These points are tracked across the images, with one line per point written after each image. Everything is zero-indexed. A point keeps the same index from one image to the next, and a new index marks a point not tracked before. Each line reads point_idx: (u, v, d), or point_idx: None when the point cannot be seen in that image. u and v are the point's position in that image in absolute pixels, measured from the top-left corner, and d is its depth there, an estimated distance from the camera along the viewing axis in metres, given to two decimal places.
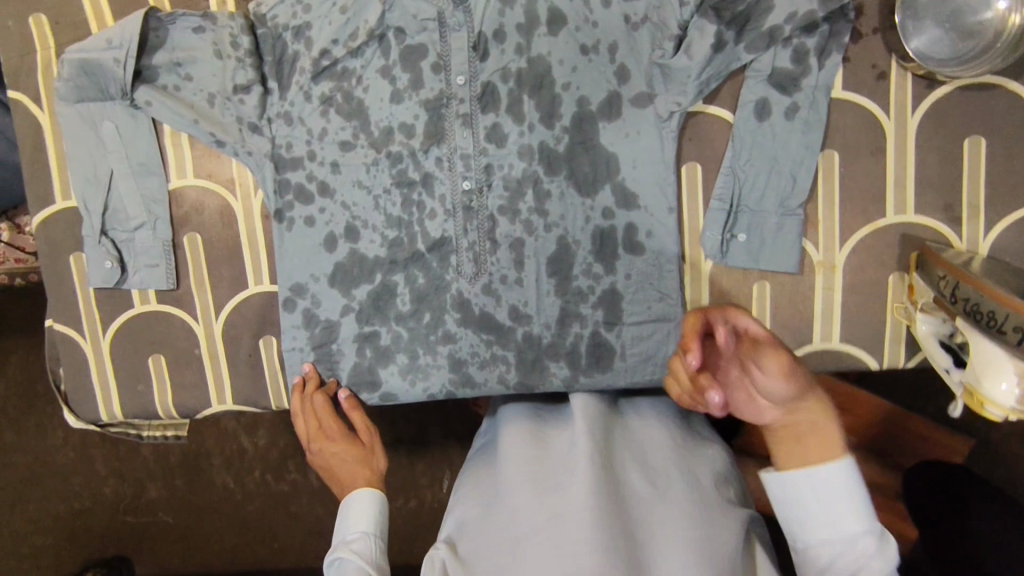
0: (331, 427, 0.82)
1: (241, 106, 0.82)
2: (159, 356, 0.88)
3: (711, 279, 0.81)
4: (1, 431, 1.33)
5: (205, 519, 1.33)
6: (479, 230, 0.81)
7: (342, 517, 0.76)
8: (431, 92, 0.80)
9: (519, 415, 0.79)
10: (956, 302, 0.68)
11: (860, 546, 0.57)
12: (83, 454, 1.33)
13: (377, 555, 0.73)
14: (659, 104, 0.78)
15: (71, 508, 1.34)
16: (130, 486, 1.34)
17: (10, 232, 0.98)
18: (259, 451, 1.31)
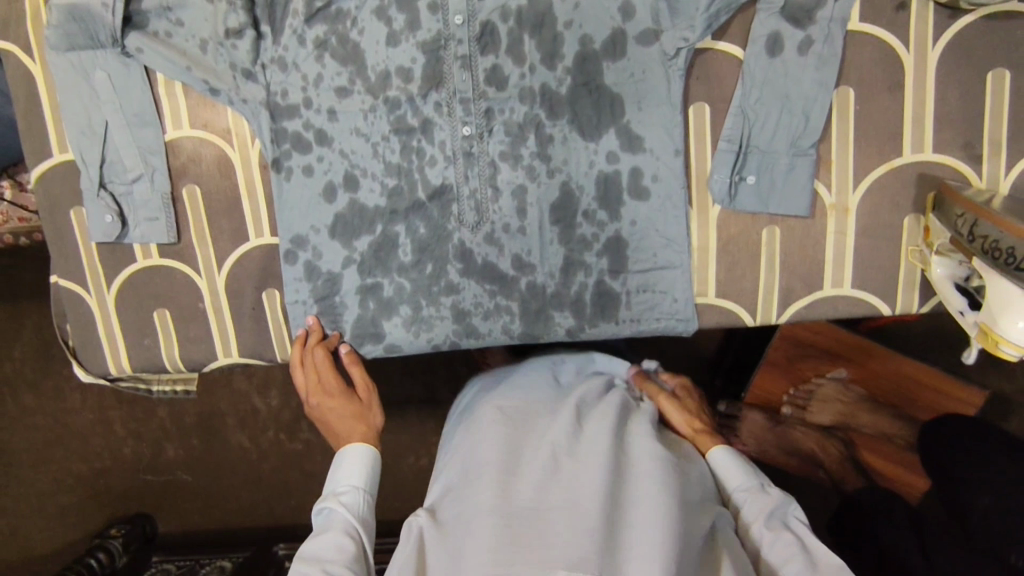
0: (330, 383, 0.82)
1: (233, 52, 0.79)
2: (163, 311, 0.88)
3: (720, 226, 0.79)
4: (19, 391, 1.35)
5: (221, 475, 1.36)
6: (481, 176, 0.79)
7: (335, 469, 0.77)
8: (428, 34, 0.77)
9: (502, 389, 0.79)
10: (976, 242, 0.66)
11: (750, 495, 0.73)
12: (99, 413, 1.35)
13: (366, 510, 0.75)
14: (665, 41, 0.75)
15: (90, 465, 1.37)
16: (147, 443, 1.36)
17: (12, 190, 0.97)
18: (271, 409, 1.33)
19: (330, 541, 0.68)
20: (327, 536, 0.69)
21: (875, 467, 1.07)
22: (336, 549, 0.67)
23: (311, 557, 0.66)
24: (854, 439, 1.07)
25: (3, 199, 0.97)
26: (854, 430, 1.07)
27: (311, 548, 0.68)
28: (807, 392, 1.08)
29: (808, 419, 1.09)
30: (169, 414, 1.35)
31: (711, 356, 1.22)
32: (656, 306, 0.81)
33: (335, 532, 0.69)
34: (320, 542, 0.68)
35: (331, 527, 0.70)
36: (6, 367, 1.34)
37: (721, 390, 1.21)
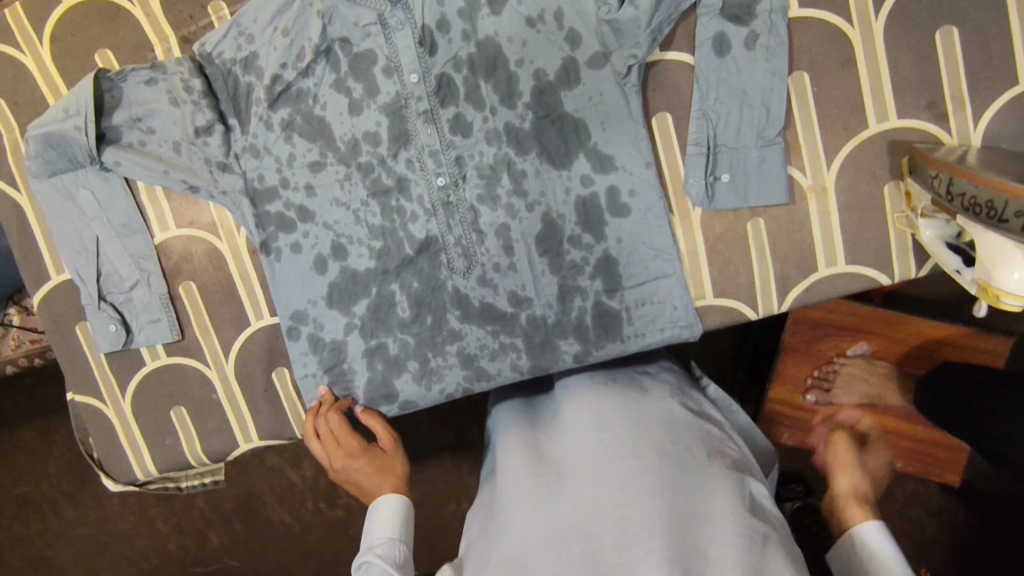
0: (349, 443, 0.82)
1: (206, 148, 0.82)
2: (180, 408, 0.89)
3: (704, 226, 0.79)
4: (61, 508, 1.37)
5: (268, 555, 1.36)
6: (463, 223, 0.81)
7: (370, 523, 0.78)
8: (388, 96, 0.80)
9: (526, 421, 0.81)
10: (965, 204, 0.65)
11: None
12: (140, 515, 1.37)
13: (402, 560, 0.75)
14: (615, 61, 0.76)
15: (140, 567, 1.38)
16: (191, 538, 1.37)
17: (20, 315, 1.04)
18: (307, 481, 1.33)
19: None
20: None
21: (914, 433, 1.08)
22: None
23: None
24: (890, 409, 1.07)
25: (13, 325, 1.03)
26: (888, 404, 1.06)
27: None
28: (835, 372, 1.06)
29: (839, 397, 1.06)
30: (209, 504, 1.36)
31: (729, 351, 1.22)
32: (658, 317, 0.81)
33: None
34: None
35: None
36: (45, 483, 1.36)
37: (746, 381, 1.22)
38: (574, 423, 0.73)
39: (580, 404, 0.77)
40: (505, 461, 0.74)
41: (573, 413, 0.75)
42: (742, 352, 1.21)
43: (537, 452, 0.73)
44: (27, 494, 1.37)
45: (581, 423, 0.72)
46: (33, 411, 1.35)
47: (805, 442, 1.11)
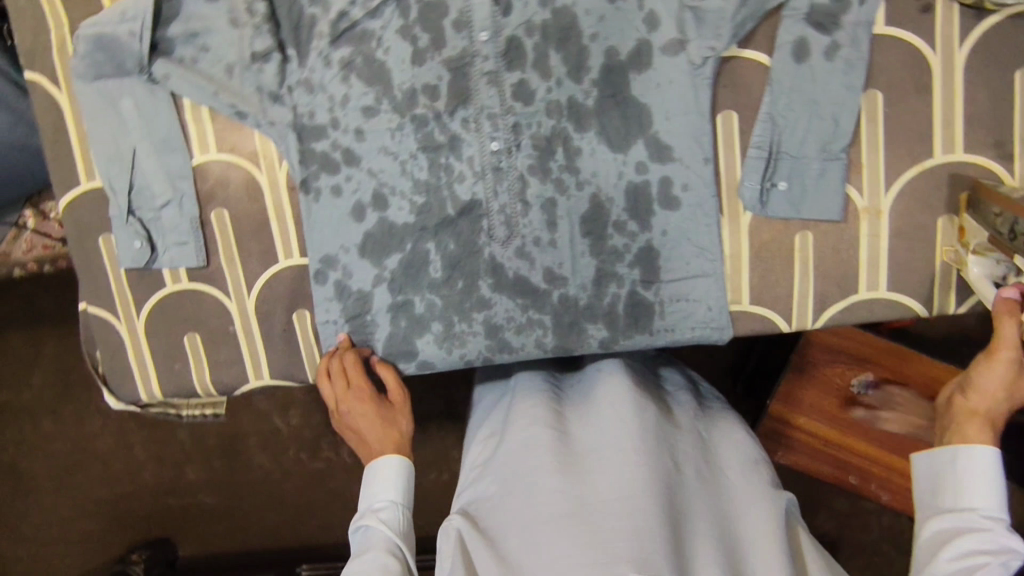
0: (360, 387, 0.81)
1: (260, 75, 0.80)
2: (194, 334, 0.88)
3: (752, 232, 0.78)
4: (40, 419, 1.38)
5: (245, 497, 1.36)
6: (510, 191, 0.80)
7: (369, 484, 0.77)
8: (454, 51, 0.77)
9: (533, 388, 0.81)
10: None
11: (967, 515, 0.65)
12: (120, 439, 1.37)
13: (404, 524, 0.76)
14: (691, 50, 0.74)
15: (111, 489, 1.38)
16: (168, 470, 1.37)
17: (35, 219, 1.06)
18: (291, 428, 1.34)
19: (373, 559, 0.70)
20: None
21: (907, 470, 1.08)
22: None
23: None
24: (887, 442, 1.08)
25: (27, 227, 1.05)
26: (886, 438, 1.07)
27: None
28: (836, 398, 1.07)
29: (838, 421, 1.08)
30: (191, 437, 1.37)
31: (726, 365, 1.25)
32: (690, 315, 0.81)
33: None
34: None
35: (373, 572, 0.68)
36: (28, 392, 1.38)
37: (743, 395, 1.25)
38: (609, 408, 0.73)
39: (613, 387, 0.75)
40: (531, 432, 0.73)
41: (603, 395, 0.75)
42: (739, 367, 1.25)
43: (564, 431, 0.73)
44: (9, 400, 1.38)
45: (615, 407, 0.72)
46: (26, 316, 1.38)
47: (798, 461, 1.10)
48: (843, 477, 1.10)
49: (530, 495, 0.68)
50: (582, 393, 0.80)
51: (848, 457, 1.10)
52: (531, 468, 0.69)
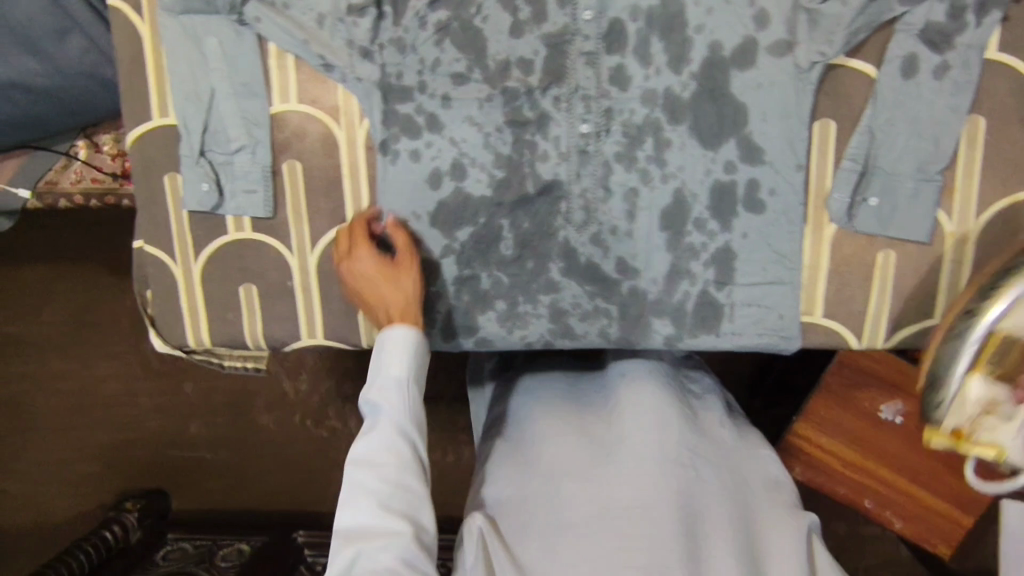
0: (361, 245, 0.77)
1: (353, 29, 0.77)
2: (251, 285, 0.86)
3: (834, 245, 0.78)
4: (50, 356, 1.40)
5: (245, 457, 1.39)
6: (594, 176, 0.79)
7: (379, 355, 0.73)
8: (554, 27, 0.76)
9: (559, 400, 0.81)
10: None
11: None
12: (127, 386, 1.39)
13: (414, 398, 0.73)
14: (800, 54, 0.73)
15: (114, 434, 1.41)
16: (174, 421, 1.40)
17: (88, 150, 1.03)
18: (301, 393, 1.35)
19: (381, 445, 0.69)
20: (407, 485, 0.68)
21: (925, 501, 1.04)
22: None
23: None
24: (910, 473, 1.04)
25: (80, 158, 1.03)
26: (907, 467, 1.04)
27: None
28: (864, 420, 1.05)
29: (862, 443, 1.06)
30: (199, 395, 1.38)
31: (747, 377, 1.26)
32: (760, 321, 0.80)
33: (409, 495, 0.68)
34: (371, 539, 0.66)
35: (388, 470, 0.68)
36: (40, 328, 1.39)
37: (760, 408, 1.26)
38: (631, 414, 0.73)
39: (633, 393, 0.76)
40: (553, 441, 0.74)
41: (625, 402, 0.76)
42: (759, 382, 1.25)
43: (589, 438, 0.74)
44: (23, 333, 1.40)
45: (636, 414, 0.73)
46: (42, 249, 1.37)
47: (813, 478, 1.08)
48: (858, 501, 1.06)
49: (552, 501, 0.68)
50: (608, 397, 0.80)
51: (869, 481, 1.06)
52: (553, 472, 0.70)
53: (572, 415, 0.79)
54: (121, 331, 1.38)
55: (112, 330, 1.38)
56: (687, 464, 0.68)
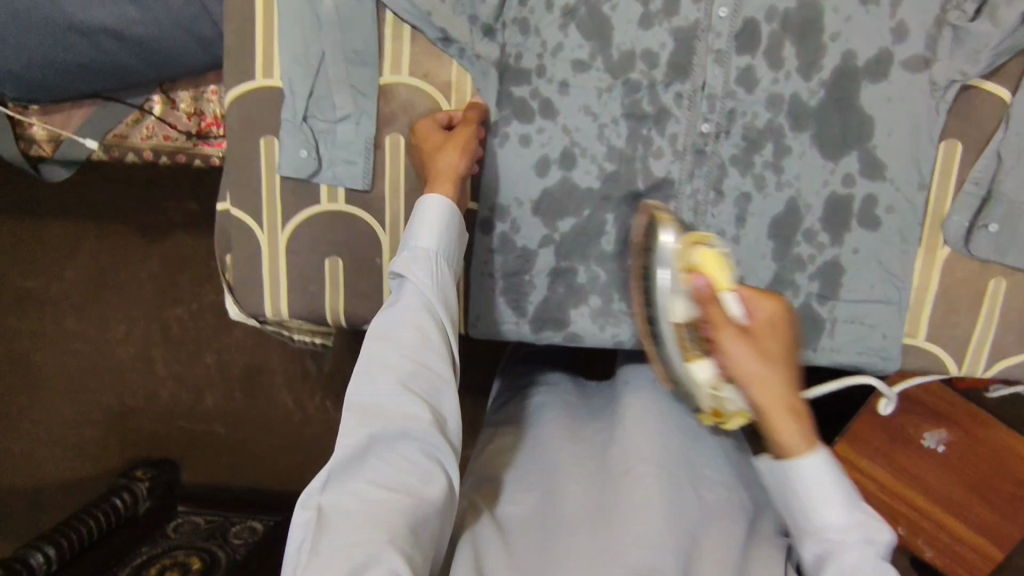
0: (430, 123, 0.77)
1: (478, 4, 0.75)
2: (337, 259, 0.84)
3: (945, 268, 0.77)
4: (64, 315, 1.36)
5: (257, 433, 1.37)
6: (707, 177, 0.77)
7: (419, 219, 0.69)
8: (685, 21, 0.74)
9: (561, 407, 0.78)
10: (652, 290, 0.72)
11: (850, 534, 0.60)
12: (143, 351, 1.36)
13: (445, 270, 0.69)
14: (936, 71, 0.72)
15: (125, 400, 1.38)
16: (188, 393, 1.37)
17: (163, 106, 0.99)
18: (322, 373, 1.32)
19: (407, 312, 0.65)
20: (430, 361, 0.63)
21: (960, 535, 1.01)
22: (413, 472, 0.59)
23: (357, 498, 0.57)
24: (941, 503, 1.01)
25: (153, 114, 0.99)
26: (940, 496, 1.00)
27: (345, 506, 0.57)
28: (903, 447, 1.01)
29: (901, 471, 1.02)
30: (215, 364, 1.35)
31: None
32: (860, 339, 0.79)
33: (432, 376, 0.63)
34: (386, 415, 0.60)
35: (413, 346, 0.63)
36: (59, 285, 1.34)
37: None
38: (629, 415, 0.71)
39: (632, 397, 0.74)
40: (554, 445, 0.71)
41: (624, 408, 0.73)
42: None
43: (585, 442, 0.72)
44: (39, 292, 1.35)
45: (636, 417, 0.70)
46: (61, 204, 1.30)
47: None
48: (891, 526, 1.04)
49: (549, 497, 0.65)
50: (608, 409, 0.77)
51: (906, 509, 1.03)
52: (556, 471, 0.67)
53: (582, 423, 0.76)
54: (141, 296, 1.33)
55: (131, 294, 1.33)
56: (687, 475, 0.66)
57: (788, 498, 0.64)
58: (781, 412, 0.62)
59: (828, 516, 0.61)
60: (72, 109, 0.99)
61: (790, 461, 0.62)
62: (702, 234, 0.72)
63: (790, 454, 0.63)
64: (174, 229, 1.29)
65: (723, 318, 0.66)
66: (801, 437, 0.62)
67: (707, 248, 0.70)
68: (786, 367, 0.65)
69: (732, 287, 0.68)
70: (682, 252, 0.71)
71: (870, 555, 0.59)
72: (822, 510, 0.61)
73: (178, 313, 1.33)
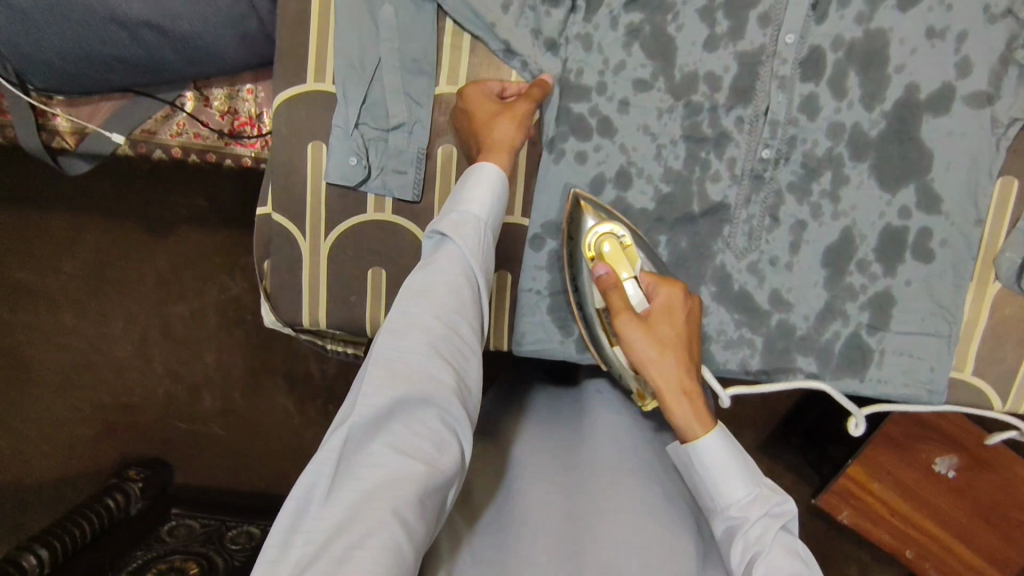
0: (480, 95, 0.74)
1: (545, 18, 0.75)
2: (380, 270, 0.81)
3: (994, 304, 0.78)
4: (60, 310, 1.30)
5: (259, 434, 1.32)
6: (763, 204, 0.77)
7: (468, 185, 0.66)
8: (750, 46, 0.73)
9: (539, 420, 0.79)
10: (576, 279, 0.77)
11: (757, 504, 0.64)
12: (141, 349, 1.31)
13: (484, 244, 0.65)
14: (999, 108, 0.72)
15: (118, 399, 1.33)
16: (186, 391, 1.32)
17: (195, 102, 0.94)
18: (326, 376, 1.27)
19: (446, 276, 0.60)
20: (461, 330, 0.58)
21: (965, 558, 1.02)
22: (432, 441, 0.53)
23: (370, 461, 0.50)
24: (950, 527, 1.02)
25: (185, 110, 0.95)
26: (949, 520, 1.02)
27: (358, 468, 0.50)
28: (917, 474, 1.01)
29: (912, 495, 1.01)
30: (217, 365, 1.30)
31: (788, 411, 1.19)
32: (908, 371, 0.79)
33: (460, 345, 0.58)
34: (414, 377, 0.53)
35: (448, 311, 0.57)
36: (57, 279, 1.28)
37: (793, 446, 1.21)
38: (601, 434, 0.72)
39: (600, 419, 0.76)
40: (529, 451, 0.71)
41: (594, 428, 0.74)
42: (796, 421, 1.19)
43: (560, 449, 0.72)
44: (32, 283, 1.29)
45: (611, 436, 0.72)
46: (64, 195, 1.25)
47: (860, 523, 1.03)
48: (900, 549, 1.04)
49: (521, 497, 0.64)
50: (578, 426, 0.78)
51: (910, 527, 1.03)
52: (529, 475, 0.67)
53: (558, 435, 0.75)
54: (141, 291, 1.28)
55: (129, 289, 1.28)
56: (657, 488, 0.67)
57: (693, 476, 0.68)
58: (673, 392, 0.67)
59: (732, 492, 0.65)
60: (100, 101, 0.94)
61: (691, 443, 0.66)
62: (606, 220, 0.76)
63: (690, 432, 0.66)
64: (179, 223, 1.24)
65: (621, 303, 0.70)
66: (696, 419, 0.66)
67: (614, 239, 0.75)
68: (678, 352, 0.69)
69: (631, 276, 0.74)
70: (593, 239, 0.76)
71: (772, 527, 0.62)
72: (724, 486, 0.65)
73: (181, 311, 1.28)
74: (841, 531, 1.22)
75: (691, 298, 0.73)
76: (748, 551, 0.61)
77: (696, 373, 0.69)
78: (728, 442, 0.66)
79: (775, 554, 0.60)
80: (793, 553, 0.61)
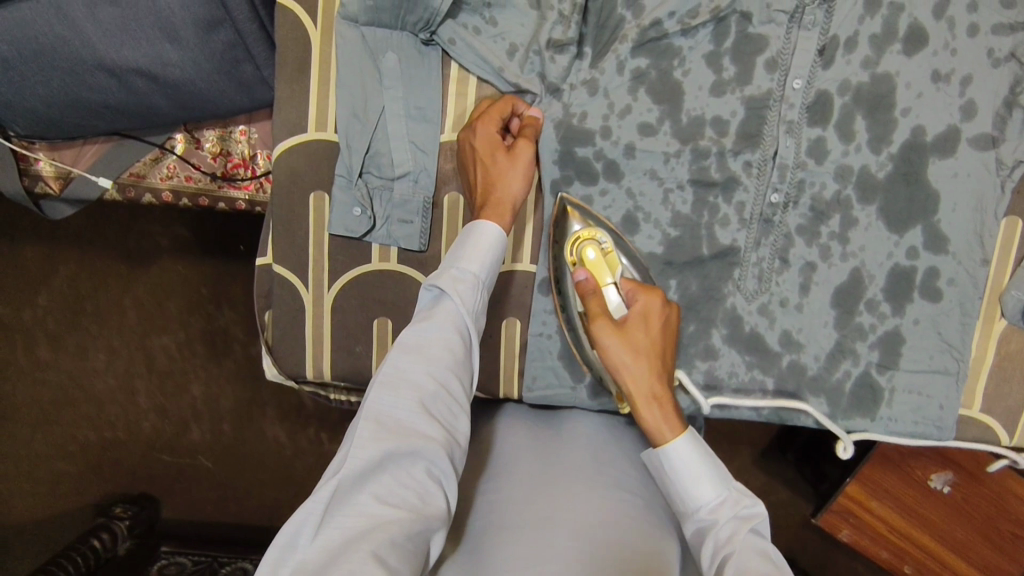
0: (491, 120, 0.72)
1: (550, 64, 0.74)
2: (386, 320, 0.79)
3: (1001, 340, 0.78)
4: (36, 345, 1.25)
5: (247, 466, 1.26)
6: (773, 247, 0.77)
7: (467, 243, 0.65)
8: (758, 90, 0.73)
9: (524, 425, 0.80)
10: (560, 281, 0.77)
11: (726, 501, 0.63)
12: (124, 382, 1.25)
13: (480, 300, 0.64)
14: (1003, 150, 0.73)
15: (99, 436, 1.27)
16: (171, 424, 1.26)
17: (185, 144, 0.91)
18: (318, 405, 1.24)
19: (436, 330, 0.60)
20: (451, 386, 0.59)
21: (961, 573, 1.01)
22: (417, 492, 0.55)
23: (355, 511, 0.52)
24: (944, 541, 1.00)
25: (175, 152, 0.91)
26: (943, 533, 1.00)
27: (344, 517, 0.51)
28: (913, 491, 0.99)
29: (908, 511, 1.00)
30: (203, 397, 1.25)
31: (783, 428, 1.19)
32: (918, 408, 0.79)
33: (451, 402, 0.58)
34: (403, 432, 0.55)
35: (441, 367, 0.58)
36: (34, 312, 1.24)
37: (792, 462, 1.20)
38: (585, 451, 0.74)
39: (582, 434, 0.77)
40: (513, 459, 0.72)
41: (578, 442, 0.76)
42: (791, 438, 1.18)
43: (543, 458, 0.73)
44: (5, 319, 1.24)
45: (596, 455, 0.74)
46: (43, 226, 1.22)
47: (859, 541, 1.02)
48: (898, 565, 1.03)
49: (499, 509, 0.65)
50: (560, 432, 0.79)
51: (906, 545, 1.01)
52: (511, 485, 0.68)
53: (545, 447, 0.75)
54: (121, 324, 1.24)
55: (110, 322, 1.24)
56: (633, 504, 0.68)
57: (665, 481, 0.67)
58: (643, 397, 0.67)
59: (702, 494, 0.64)
60: (84, 145, 0.91)
61: (660, 446, 0.66)
62: (592, 227, 0.76)
63: (662, 436, 0.66)
64: (161, 255, 1.21)
65: (598, 309, 0.70)
66: (665, 423, 0.66)
67: (596, 245, 0.75)
68: (652, 361, 0.68)
69: (612, 281, 0.73)
70: (575, 247, 0.75)
71: (742, 528, 0.61)
72: (694, 486, 0.64)
73: (164, 342, 1.24)
74: (847, 555, 1.22)
75: (670, 306, 0.72)
76: (720, 552, 0.60)
77: (668, 380, 0.69)
78: (698, 445, 0.65)
79: (744, 552, 0.59)
80: (763, 551, 0.59)
